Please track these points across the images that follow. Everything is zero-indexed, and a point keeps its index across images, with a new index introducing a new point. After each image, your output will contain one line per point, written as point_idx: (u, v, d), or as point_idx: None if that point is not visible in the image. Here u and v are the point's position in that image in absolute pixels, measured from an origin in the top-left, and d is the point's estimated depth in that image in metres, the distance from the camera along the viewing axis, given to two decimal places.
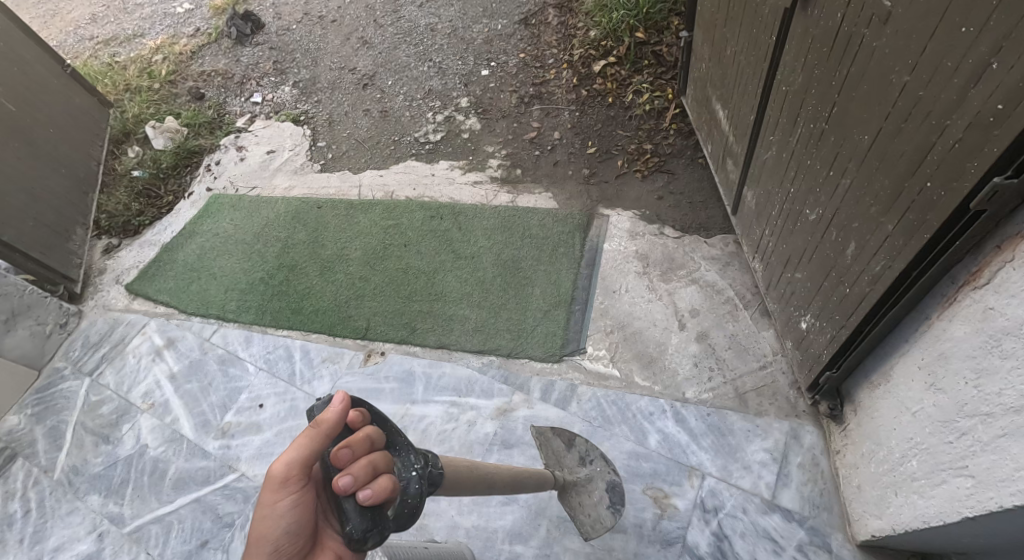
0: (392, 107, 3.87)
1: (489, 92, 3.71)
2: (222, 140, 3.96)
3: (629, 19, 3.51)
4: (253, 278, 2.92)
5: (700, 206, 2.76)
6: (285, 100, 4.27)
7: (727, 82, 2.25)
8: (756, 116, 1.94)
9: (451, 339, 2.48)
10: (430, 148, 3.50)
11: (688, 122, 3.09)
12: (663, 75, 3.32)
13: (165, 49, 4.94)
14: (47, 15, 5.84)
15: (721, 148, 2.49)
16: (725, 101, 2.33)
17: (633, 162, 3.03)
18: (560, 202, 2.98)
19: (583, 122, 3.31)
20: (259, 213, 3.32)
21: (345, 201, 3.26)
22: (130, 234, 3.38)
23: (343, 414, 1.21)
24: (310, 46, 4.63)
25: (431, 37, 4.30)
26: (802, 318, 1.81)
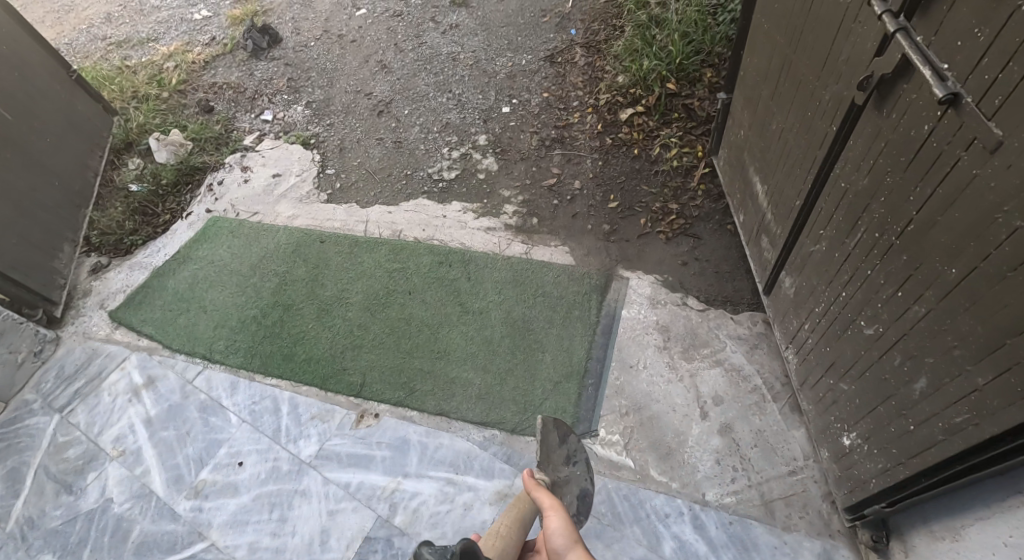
0: (407, 138, 3.73)
1: (509, 131, 3.58)
2: (228, 159, 3.81)
3: (660, 67, 3.37)
4: (245, 316, 2.74)
5: (728, 277, 2.58)
6: (296, 120, 4.13)
7: (769, 156, 2.09)
8: (803, 203, 1.78)
9: (452, 406, 2.30)
10: (443, 186, 3.35)
11: (717, 183, 2.93)
12: (693, 130, 3.18)
13: (178, 56, 4.81)
14: (62, 10, 5.73)
15: (757, 220, 2.31)
16: (763, 174, 2.17)
17: (657, 222, 2.87)
18: (577, 258, 2.81)
19: (606, 173, 3.16)
20: (259, 243, 3.15)
21: (350, 237, 3.09)
22: (121, 254, 3.21)
23: None
24: (326, 66, 4.50)
25: (453, 67, 4.17)
26: (846, 435, 1.64)
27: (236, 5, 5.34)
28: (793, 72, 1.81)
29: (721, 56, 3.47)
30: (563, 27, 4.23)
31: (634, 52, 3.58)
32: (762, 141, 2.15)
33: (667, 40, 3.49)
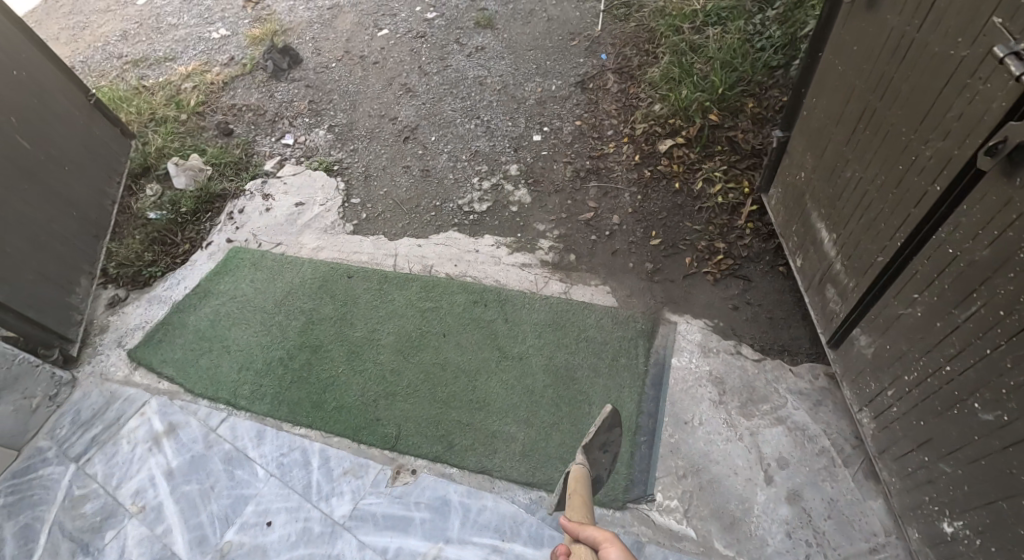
0: (435, 167, 3.63)
1: (542, 161, 3.48)
2: (249, 186, 3.72)
3: (700, 98, 3.30)
4: (270, 358, 2.61)
5: (783, 323, 2.45)
6: (318, 144, 4.02)
7: (834, 202, 2.00)
8: (884, 261, 1.69)
9: (495, 464, 2.17)
10: (475, 219, 3.25)
11: (765, 222, 2.81)
12: (737, 164, 3.07)
13: (196, 77, 4.71)
14: (77, 27, 5.65)
15: (821, 269, 2.17)
16: (827, 220, 2.06)
17: (703, 261, 2.75)
18: (619, 299, 2.69)
19: (645, 208, 3.04)
20: (283, 278, 3.04)
21: (379, 273, 2.99)
22: (139, 286, 3.08)
23: None
24: (348, 88, 4.39)
25: (480, 93, 4.07)
26: (948, 522, 1.56)
27: (255, 24, 5.25)
28: (871, 120, 1.73)
29: (761, 88, 3.41)
30: (592, 51, 4.13)
31: (671, 82, 3.52)
32: (829, 184, 2.02)
33: (708, 72, 3.46)
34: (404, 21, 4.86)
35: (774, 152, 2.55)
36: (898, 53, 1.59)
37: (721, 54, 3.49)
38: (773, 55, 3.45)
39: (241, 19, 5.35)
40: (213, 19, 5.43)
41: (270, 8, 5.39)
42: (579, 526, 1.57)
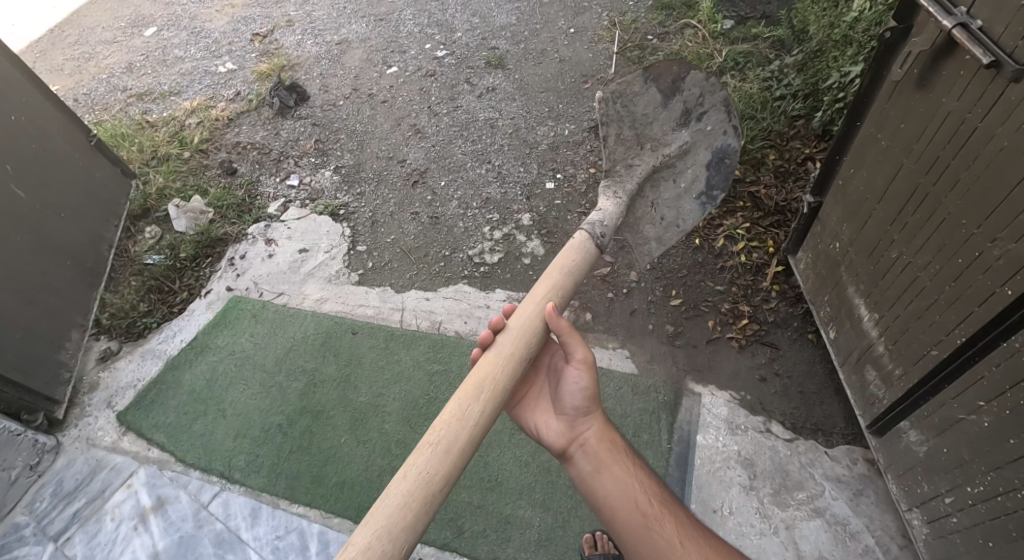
0: (444, 213, 3.52)
1: (555, 210, 3.39)
2: (251, 229, 3.61)
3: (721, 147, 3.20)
4: (269, 423, 2.46)
5: (816, 399, 2.31)
6: (324, 186, 3.91)
7: (867, 275, 1.94)
8: (939, 351, 1.66)
9: (507, 554, 2.09)
10: (485, 270, 3.14)
11: (791, 284, 2.68)
12: (761, 221, 2.94)
13: (201, 112, 4.62)
14: (81, 58, 5.58)
15: (859, 346, 2.01)
16: (861, 292, 1.98)
17: (727, 325, 2.61)
18: (638, 363, 2.55)
19: (664, 265, 2.91)
20: (284, 332, 2.90)
21: (384, 329, 2.85)
22: (133, 337, 2.94)
23: (565, 424, 1.90)
24: (356, 127, 4.29)
25: (490, 136, 3.97)
26: None
27: (262, 59, 5.18)
28: (923, 201, 1.70)
29: (782, 138, 3.31)
30: None
31: None
32: (865, 257, 1.95)
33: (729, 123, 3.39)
34: (413, 59, 4.78)
35: (802, 212, 2.45)
36: (955, 146, 1.60)
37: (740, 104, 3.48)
38: (792, 103, 3.41)
39: (248, 53, 5.28)
40: (219, 53, 5.36)
41: (278, 42, 5.32)
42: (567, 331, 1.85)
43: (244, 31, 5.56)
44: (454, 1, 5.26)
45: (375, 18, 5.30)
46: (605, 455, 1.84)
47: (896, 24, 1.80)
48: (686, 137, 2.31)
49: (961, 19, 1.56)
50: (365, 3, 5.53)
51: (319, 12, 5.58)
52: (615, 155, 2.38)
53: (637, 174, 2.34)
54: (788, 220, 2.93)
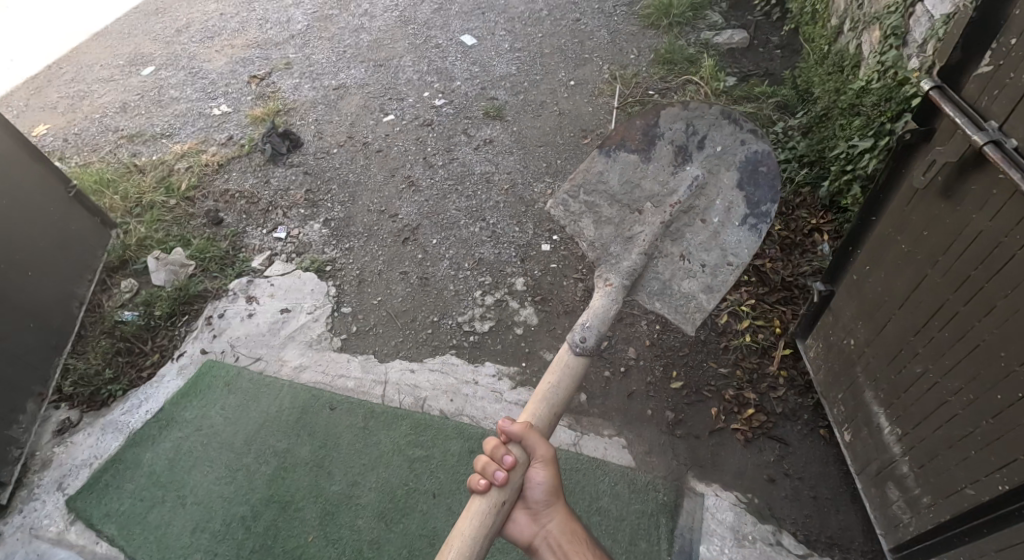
0: (435, 273, 3.36)
1: (550, 275, 3.22)
2: (232, 284, 3.44)
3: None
4: (230, 515, 2.39)
5: (830, 506, 2.18)
6: (312, 240, 3.75)
7: (886, 383, 1.89)
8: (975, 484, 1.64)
9: None
10: (475, 339, 2.97)
11: (800, 368, 2.51)
12: (767, 297, 2.77)
13: (191, 157, 4.46)
14: (75, 96, 5.41)
15: (880, 459, 1.94)
16: (880, 397, 1.93)
17: (730, 412, 2.42)
18: (636, 455, 2.36)
19: (665, 341, 2.72)
20: (256, 405, 2.72)
21: (365, 405, 2.67)
22: (94, 407, 2.82)
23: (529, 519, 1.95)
24: (349, 178, 4.15)
25: (486, 191, 3.83)
26: None
27: (257, 102, 5.01)
28: (953, 323, 1.68)
29: (787, 208, 3.19)
30: None
31: None
32: (884, 362, 1.90)
33: None
34: (411, 107, 4.66)
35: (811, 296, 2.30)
36: (963, 294, 1.64)
37: None
38: (798, 171, 3.31)
39: (244, 95, 5.10)
40: (215, 94, 5.18)
41: (275, 85, 5.16)
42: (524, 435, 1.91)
43: (242, 72, 5.35)
44: (455, 49, 5.17)
45: (375, 63, 5.19)
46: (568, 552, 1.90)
47: (915, 126, 1.78)
48: (695, 172, 2.41)
49: (994, 137, 1.56)
50: (365, 45, 5.41)
51: (319, 54, 5.39)
52: (613, 234, 2.47)
53: (654, 230, 2.40)
54: (795, 296, 2.77)
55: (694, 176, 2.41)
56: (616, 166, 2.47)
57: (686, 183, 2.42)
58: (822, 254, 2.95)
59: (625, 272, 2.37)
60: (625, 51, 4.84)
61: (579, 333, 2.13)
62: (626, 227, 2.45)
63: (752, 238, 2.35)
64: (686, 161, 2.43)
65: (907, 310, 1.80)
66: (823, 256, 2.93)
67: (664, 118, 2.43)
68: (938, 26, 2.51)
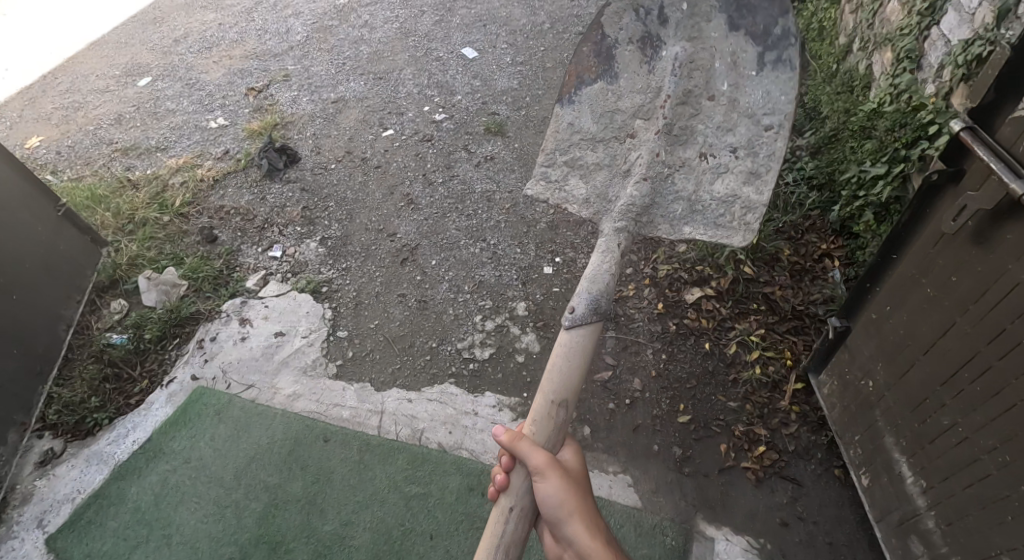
0: (434, 296, 3.27)
1: (553, 299, 3.17)
2: (226, 305, 3.36)
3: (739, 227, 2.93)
4: (219, 554, 2.36)
5: (846, 553, 2.15)
6: (309, 259, 3.67)
7: (910, 428, 1.87)
8: (1005, 541, 1.61)
9: None
10: (475, 367, 2.90)
11: (812, 404, 2.45)
12: (776, 327, 2.70)
13: (186, 172, 4.35)
14: (69, 106, 5.27)
15: (903, 507, 1.91)
16: (902, 443, 1.90)
17: (740, 450, 2.37)
18: (644, 494, 2.29)
19: (672, 372, 2.65)
20: (247, 437, 2.68)
21: (361, 437, 2.63)
22: (79, 437, 2.75)
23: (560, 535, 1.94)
24: (347, 194, 4.05)
25: (487, 210, 3.75)
26: None
27: (255, 115, 4.89)
28: (984, 373, 1.64)
29: (796, 230, 3.11)
30: None
31: None
32: (907, 407, 1.88)
33: None
34: (410, 121, 4.57)
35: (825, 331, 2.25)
36: (997, 345, 1.61)
37: None
38: (807, 192, 3.23)
39: (242, 108, 4.98)
40: (212, 106, 5.05)
41: (273, 98, 5.03)
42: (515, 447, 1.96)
43: (240, 84, 5.24)
44: (455, 62, 5.10)
45: (375, 77, 5.10)
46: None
47: (943, 166, 1.78)
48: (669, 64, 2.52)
49: None
50: (365, 58, 5.32)
51: (317, 66, 5.30)
52: (608, 176, 2.52)
53: (651, 145, 2.47)
54: (805, 326, 2.70)
55: (675, 67, 2.51)
56: (585, 109, 2.58)
57: (667, 72, 2.51)
58: (833, 279, 2.86)
59: (622, 208, 2.42)
60: None
61: (568, 307, 2.12)
62: (621, 159, 2.51)
63: (779, 79, 2.41)
64: (659, 52, 2.53)
65: (934, 356, 1.78)
66: (835, 281, 2.85)
67: (608, 34, 2.55)
68: (958, 52, 2.44)
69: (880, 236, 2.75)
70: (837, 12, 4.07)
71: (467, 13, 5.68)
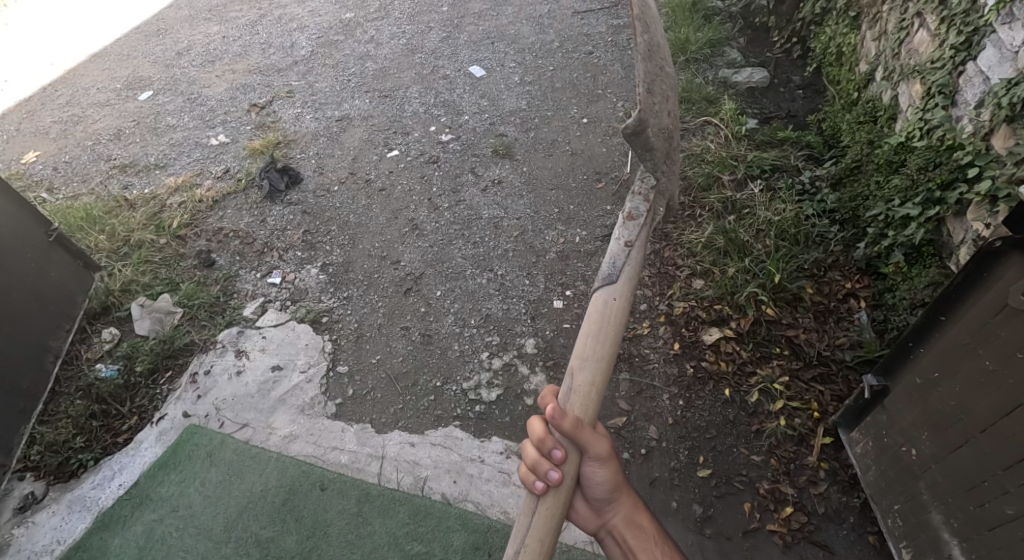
0: (439, 330, 3.14)
1: (563, 336, 3.04)
2: (222, 335, 3.24)
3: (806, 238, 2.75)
4: None
5: None
6: (309, 286, 3.53)
7: (963, 505, 1.81)
8: None
9: None
10: (481, 409, 2.77)
11: (842, 460, 2.35)
12: (801, 374, 2.59)
13: (184, 191, 4.20)
14: (69, 120, 5.12)
15: None
16: (953, 521, 1.84)
17: (766, 511, 2.28)
18: None
19: (690, 420, 2.54)
20: (241, 483, 2.57)
21: (361, 486, 2.52)
22: (63, 479, 2.65)
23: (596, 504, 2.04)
24: (350, 218, 3.91)
25: (494, 237, 3.60)
26: None
27: (256, 132, 4.72)
28: None
29: (818, 266, 2.94)
30: (621, 198, 3.72)
31: (713, 246, 3.13)
32: (959, 483, 1.82)
33: (762, 249, 3.06)
34: (416, 141, 4.41)
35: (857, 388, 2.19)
36: None
37: (771, 224, 3.13)
38: (829, 227, 3.08)
39: (243, 124, 4.83)
40: (213, 122, 4.89)
41: (276, 115, 4.88)
42: (579, 434, 1.90)
43: (243, 99, 5.10)
44: (463, 80, 4.96)
45: (380, 94, 4.95)
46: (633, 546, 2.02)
47: (1008, 233, 1.75)
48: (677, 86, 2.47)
49: None
50: (370, 75, 5.19)
51: (322, 83, 5.16)
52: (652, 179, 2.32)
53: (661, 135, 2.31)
54: (832, 374, 2.59)
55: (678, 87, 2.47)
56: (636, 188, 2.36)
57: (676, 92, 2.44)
58: (859, 321, 2.72)
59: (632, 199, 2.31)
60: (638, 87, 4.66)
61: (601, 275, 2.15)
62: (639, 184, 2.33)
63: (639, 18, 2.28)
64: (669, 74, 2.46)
65: (994, 435, 1.72)
66: (861, 324, 2.71)
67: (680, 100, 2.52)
68: (1000, 91, 2.35)
69: (911, 279, 2.65)
70: (857, 36, 3.93)
71: (475, 29, 5.55)
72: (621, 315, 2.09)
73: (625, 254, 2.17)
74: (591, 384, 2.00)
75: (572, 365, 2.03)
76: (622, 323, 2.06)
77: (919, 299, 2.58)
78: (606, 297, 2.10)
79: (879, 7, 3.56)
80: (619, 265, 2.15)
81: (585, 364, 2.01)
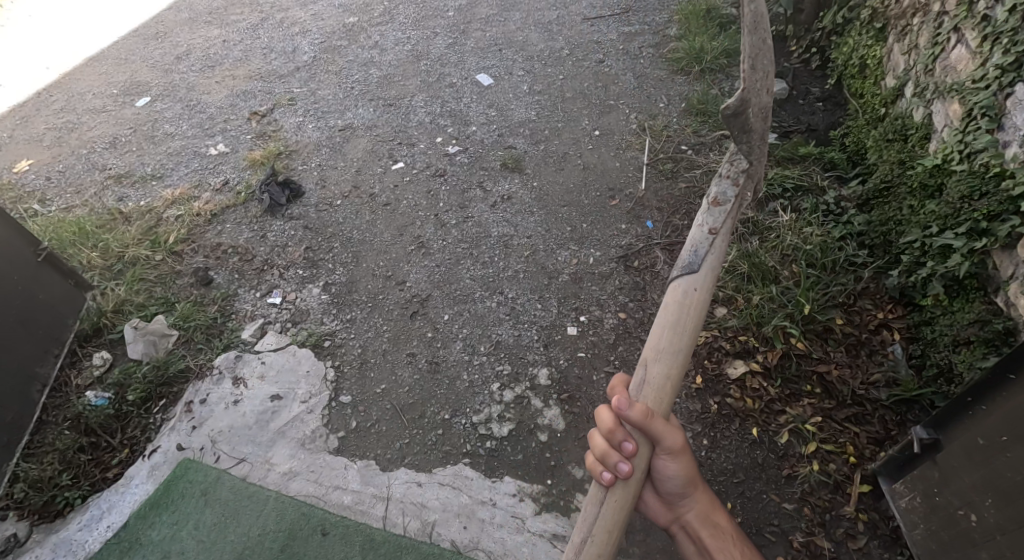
0: (446, 357, 3.00)
1: (578, 366, 2.90)
2: (218, 360, 3.08)
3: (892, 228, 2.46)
4: None
5: None
6: (310, 307, 3.38)
7: None
8: None
9: None
10: (492, 445, 2.64)
11: (881, 511, 2.25)
12: (834, 414, 2.47)
13: (182, 204, 4.04)
14: (64, 127, 4.96)
15: None
16: None
17: None
18: None
19: (716, 462, 2.42)
20: (238, 526, 2.45)
21: (365, 531, 2.41)
22: (49, 519, 2.54)
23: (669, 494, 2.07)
24: (353, 235, 3.75)
25: (504, 257, 3.45)
26: None
27: (257, 142, 4.57)
28: None
29: (849, 295, 2.81)
30: (637, 216, 3.57)
31: (735, 272, 2.99)
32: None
33: (789, 276, 2.94)
34: (422, 153, 4.23)
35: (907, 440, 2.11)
36: None
37: (798, 249, 3.04)
38: (859, 253, 2.94)
39: (244, 133, 4.67)
40: (213, 131, 4.74)
41: (277, 123, 4.72)
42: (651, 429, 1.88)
43: (243, 107, 4.94)
44: (470, 89, 4.77)
45: (385, 103, 4.76)
46: (707, 538, 2.05)
47: None
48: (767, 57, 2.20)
49: None
50: (375, 82, 5.02)
51: (325, 90, 5.00)
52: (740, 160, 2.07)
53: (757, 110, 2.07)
54: (868, 414, 2.46)
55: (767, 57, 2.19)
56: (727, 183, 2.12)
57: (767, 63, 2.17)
58: (893, 355, 2.59)
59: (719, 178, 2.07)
60: (653, 99, 4.40)
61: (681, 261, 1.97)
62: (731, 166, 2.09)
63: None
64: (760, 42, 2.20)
65: None
66: (896, 358, 2.57)
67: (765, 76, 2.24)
68: None
69: (953, 313, 2.50)
70: (882, 49, 3.75)
71: (482, 35, 5.37)
72: (702, 306, 1.94)
73: (710, 242, 1.96)
74: (665, 378, 1.92)
75: (645, 357, 1.94)
76: (702, 316, 1.93)
77: (964, 337, 2.41)
78: (685, 285, 1.95)
79: (907, 20, 3.41)
80: (702, 254, 1.95)
81: (660, 357, 1.92)
